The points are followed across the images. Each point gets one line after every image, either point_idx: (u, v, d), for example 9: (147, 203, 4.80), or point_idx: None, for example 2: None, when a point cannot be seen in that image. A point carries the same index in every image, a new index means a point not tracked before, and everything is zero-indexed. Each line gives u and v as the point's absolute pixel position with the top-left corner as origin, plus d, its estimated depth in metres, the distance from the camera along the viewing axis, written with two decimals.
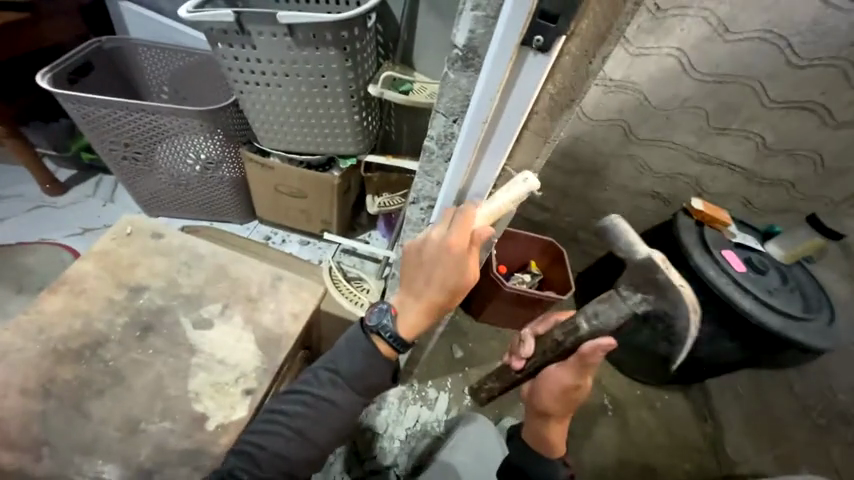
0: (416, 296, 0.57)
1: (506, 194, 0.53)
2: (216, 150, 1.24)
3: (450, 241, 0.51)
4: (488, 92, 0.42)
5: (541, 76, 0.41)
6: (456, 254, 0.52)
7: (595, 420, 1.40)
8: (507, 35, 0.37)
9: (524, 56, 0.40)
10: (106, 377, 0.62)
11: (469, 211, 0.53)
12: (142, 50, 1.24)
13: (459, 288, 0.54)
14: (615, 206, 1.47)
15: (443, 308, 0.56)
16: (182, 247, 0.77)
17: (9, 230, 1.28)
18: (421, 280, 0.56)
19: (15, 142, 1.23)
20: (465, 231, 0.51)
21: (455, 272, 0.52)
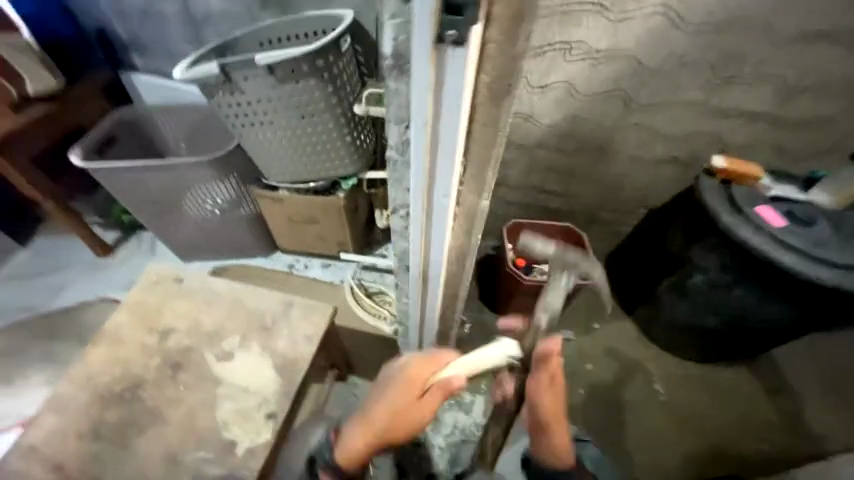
0: (361, 416, 0.65)
1: (476, 357, 0.62)
2: (232, 192, 1.34)
3: (410, 372, 0.63)
4: (420, 97, 0.40)
5: (466, 70, 0.38)
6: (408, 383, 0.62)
7: (647, 403, 1.30)
8: (418, 33, 0.35)
9: (444, 54, 0.37)
10: (146, 415, 0.68)
11: (439, 355, 0.65)
12: (158, 114, 1.37)
13: (404, 416, 0.62)
14: (631, 179, 1.39)
15: (382, 433, 0.62)
16: (202, 288, 0.83)
17: (72, 292, 1.44)
18: (375, 399, 0.66)
19: (66, 216, 1.37)
20: (426, 366, 0.64)
21: (402, 398, 0.62)
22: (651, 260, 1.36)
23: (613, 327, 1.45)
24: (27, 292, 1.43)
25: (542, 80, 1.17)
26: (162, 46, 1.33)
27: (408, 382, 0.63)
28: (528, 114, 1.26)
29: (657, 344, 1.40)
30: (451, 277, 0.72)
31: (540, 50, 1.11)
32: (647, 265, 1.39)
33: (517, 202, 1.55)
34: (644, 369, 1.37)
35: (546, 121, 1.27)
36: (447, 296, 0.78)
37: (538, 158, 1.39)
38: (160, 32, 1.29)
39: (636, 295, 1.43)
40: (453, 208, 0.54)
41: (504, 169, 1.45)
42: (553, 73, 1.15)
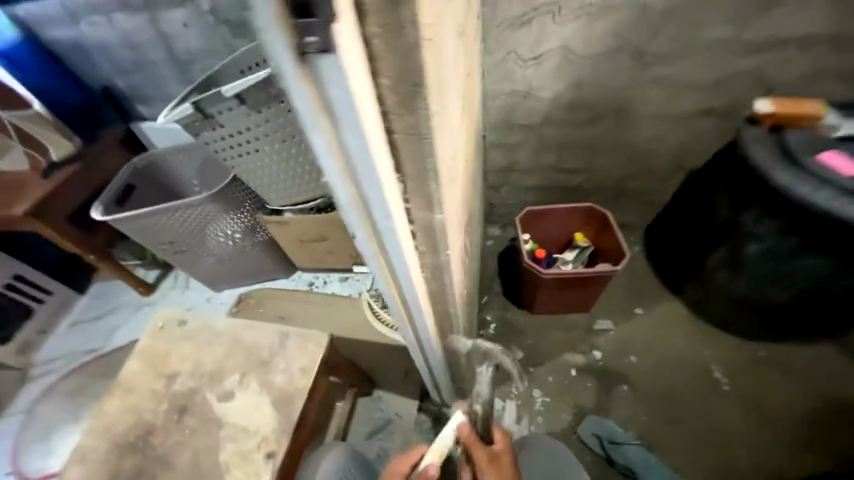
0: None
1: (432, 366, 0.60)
2: (243, 223, 1.36)
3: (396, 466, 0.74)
4: (311, 120, 0.34)
5: (348, 81, 0.30)
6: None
7: (704, 395, 1.16)
8: (273, 47, 0.28)
9: (316, 66, 0.30)
10: (156, 462, 0.70)
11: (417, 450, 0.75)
12: (168, 156, 1.38)
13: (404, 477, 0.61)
14: (660, 141, 1.21)
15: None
16: (204, 328, 0.84)
17: (125, 331, 1.46)
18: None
19: (107, 263, 1.39)
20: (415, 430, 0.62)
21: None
22: (700, 229, 1.18)
23: (660, 311, 1.30)
24: (83, 336, 1.46)
25: (534, 50, 1.04)
26: (159, 90, 1.31)
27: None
28: (526, 90, 1.13)
29: (712, 326, 1.25)
30: (435, 295, 0.65)
31: (525, 17, 0.98)
32: (696, 235, 1.21)
33: (533, 186, 1.41)
34: (698, 356, 1.21)
35: (548, 94, 1.13)
36: (439, 313, 0.71)
37: (548, 135, 1.24)
38: (157, 79, 1.28)
39: (689, 271, 1.25)
40: (403, 230, 0.48)
41: (512, 154, 1.31)
42: (544, 40, 1.02)
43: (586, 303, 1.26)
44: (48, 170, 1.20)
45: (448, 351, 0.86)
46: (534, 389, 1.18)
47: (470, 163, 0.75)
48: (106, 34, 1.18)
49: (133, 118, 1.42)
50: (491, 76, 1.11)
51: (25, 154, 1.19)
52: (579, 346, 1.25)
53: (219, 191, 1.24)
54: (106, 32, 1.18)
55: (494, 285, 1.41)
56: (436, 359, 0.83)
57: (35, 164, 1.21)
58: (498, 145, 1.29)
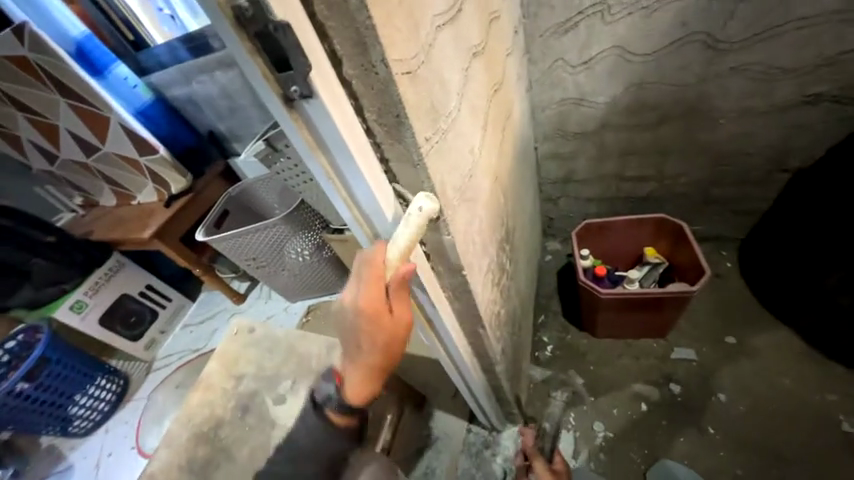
0: (349, 361, 0.49)
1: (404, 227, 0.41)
2: (311, 242, 1.48)
3: (358, 304, 0.42)
4: (307, 155, 0.37)
5: (330, 117, 0.33)
6: (368, 316, 0.43)
7: (823, 451, 0.94)
8: (264, 93, 0.32)
9: (302, 108, 0.33)
10: (221, 452, 0.81)
11: (373, 256, 0.42)
12: (256, 185, 1.52)
13: (394, 347, 0.46)
14: (748, 139, 1.04)
15: (380, 370, 0.49)
16: (266, 336, 0.96)
17: (221, 334, 1.69)
18: (349, 346, 0.48)
19: (210, 276, 1.63)
20: (371, 273, 0.42)
21: (370, 335, 0.44)
22: (799, 258, 1.04)
23: (761, 339, 1.10)
24: (191, 336, 1.73)
25: (583, 55, 0.98)
26: (248, 129, 1.51)
27: (373, 292, 0.42)
28: (579, 97, 1.06)
29: (821, 353, 1.05)
30: (462, 314, 0.65)
31: (569, 23, 0.94)
32: (788, 266, 1.08)
33: (595, 197, 1.30)
34: (812, 399, 1.00)
35: (603, 99, 1.05)
36: (469, 333, 0.70)
37: (607, 141, 1.14)
38: (245, 119, 1.48)
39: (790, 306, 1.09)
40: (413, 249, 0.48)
41: (568, 164, 1.23)
42: (594, 43, 0.96)
43: (657, 328, 1.12)
44: (168, 200, 1.46)
45: (489, 373, 0.84)
46: (596, 422, 1.06)
47: (502, 180, 0.74)
48: (209, 89, 1.40)
49: (231, 154, 1.62)
50: (537, 85, 1.07)
51: (154, 189, 1.47)
52: (652, 376, 1.10)
53: (291, 212, 1.37)
54: (209, 88, 1.39)
55: (552, 303, 1.30)
56: (473, 382, 0.80)
57: (161, 196, 1.48)
58: (551, 155, 1.22)
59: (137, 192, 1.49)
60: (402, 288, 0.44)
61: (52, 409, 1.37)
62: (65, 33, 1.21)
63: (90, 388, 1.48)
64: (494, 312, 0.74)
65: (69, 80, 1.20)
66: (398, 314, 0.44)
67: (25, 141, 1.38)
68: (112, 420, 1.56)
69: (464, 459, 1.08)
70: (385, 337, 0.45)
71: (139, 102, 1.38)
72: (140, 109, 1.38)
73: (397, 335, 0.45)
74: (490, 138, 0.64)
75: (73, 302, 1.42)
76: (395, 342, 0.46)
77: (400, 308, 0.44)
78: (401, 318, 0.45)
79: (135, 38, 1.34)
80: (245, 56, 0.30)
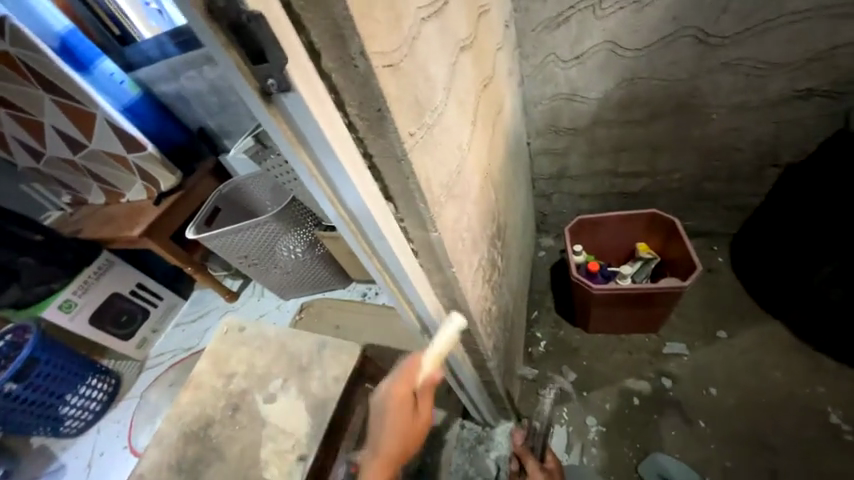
0: (375, 449, 0.55)
1: (438, 340, 0.55)
2: (303, 239, 1.46)
3: (394, 389, 0.54)
4: (288, 151, 0.36)
5: (310, 112, 0.32)
6: (400, 404, 0.53)
7: (811, 443, 0.95)
8: (241, 88, 0.32)
9: (281, 103, 0.32)
10: (211, 452, 0.80)
11: (414, 359, 0.55)
12: (247, 182, 1.49)
13: (411, 439, 0.56)
14: (739, 134, 1.04)
15: (396, 460, 0.55)
16: (257, 334, 0.95)
17: (214, 332, 1.67)
18: (376, 432, 0.55)
19: (201, 274, 1.61)
20: (407, 376, 0.54)
21: (396, 418, 0.53)
22: (792, 250, 1.03)
23: (752, 333, 1.11)
24: (184, 334, 1.71)
25: (575, 50, 0.98)
26: (238, 126, 1.49)
27: (407, 389, 0.54)
28: (571, 92, 1.06)
29: (811, 346, 1.06)
30: (453, 312, 0.64)
31: (560, 18, 0.93)
32: (782, 256, 1.07)
33: (588, 193, 1.29)
34: (803, 393, 1.01)
35: (595, 95, 1.04)
36: (460, 330, 0.70)
37: (600, 137, 1.14)
38: (235, 115, 1.46)
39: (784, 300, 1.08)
40: (400, 245, 0.48)
41: (561, 160, 1.22)
42: (586, 38, 0.95)
43: (650, 323, 1.12)
44: (158, 197, 1.44)
45: (481, 370, 0.84)
46: (588, 417, 1.07)
47: (493, 177, 0.74)
48: (198, 85, 1.38)
49: (222, 150, 1.60)
50: (529, 81, 1.06)
51: (144, 186, 1.44)
52: (644, 371, 1.11)
53: (283, 209, 1.35)
54: (199, 83, 1.37)
55: (545, 299, 1.30)
56: (465, 378, 0.80)
57: (151, 194, 1.46)
58: (544, 151, 1.21)
59: (126, 190, 1.47)
60: (426, 394, 0.56)
61: (42, 409, 1.36)
62: (48, 27, 1.18)
63: (81, 388, 1.46)
64: (485, 309, 0.73)
65: (52, 76, 1.17)
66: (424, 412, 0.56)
67: (11, 139, 1.36)
68: (104, 419, 1.54)
69: (457, 454, 1.08)
70: (411, 428, 0.55)
71: (127, 98, 1.35)
72: (127, 106, 1.35)
73: (416, 426, 0.56)
74: (479, 134, 0.63)
75: (62, 301, 1.40)
76: (416, 435, 0.56)
77: (428, 406, 0.56)
78: (426, 415, 0.56)
79: (121, 33, 1.33)
80: (219, 47, 0.29)
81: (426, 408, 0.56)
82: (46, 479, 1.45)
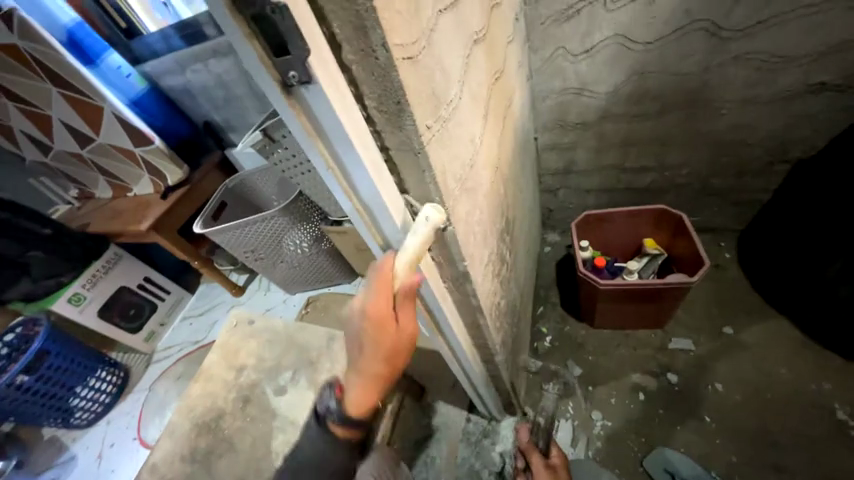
0: (355, 370, 0.51)
1: (411, 236, 0.43)
2: (310, 233, 1.47)
3: (366, 307, 0.45)
4: (306, 143, 0.36)
5: (330, 104, 0.32)
6: (376, 324, 0.46)
7: (817, 438, 0.95)
8: (262, 80, 0.32)
9: (301, 94, 0.32)
10: (223, 442, 0.82)
11: (384, 267, 0.45)
12: (254, 176, 1.49)
13: (399, 355, 0.49)
14: (749, 129, 1.03)
15: (383, 377, 0.51)
16: (267, 327, 0.96)
17: (220, 326, 1.68)
18: (353, 352, 0.51)
19: (208, 268, 1.62)
20: (380, 288, 0.45)
21: (376, 341, 0.47)
22: (804, 246, 1.03)
23: (759, 329, 1.11)
24: (191, 328, 1.73)
25: (585, 43, 0.97)
26: (245, 121, 1.49)
27: (381, 305, 0.45)
28: (580, 86, 1.05)
29: (816, 341, 1.07)
30: (463, 305, 0.64)
31: (570, 11, 0.93)
32: (793, 253, 1.07)
33: (594, 188, 1.29)
34: (809, 388, 1.01)
35: (604, 88, 1.04)
36: (470, 323, 0.70)
37: (608, 132, 1.13)
38: (240, 110, 1.46)
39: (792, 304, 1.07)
40: None
41: (568, 155, 1.22)
42: (595, 31, 0.94)
43: (656, 318, 1.12)
44: (166, 191, 1.44)
45: (488, 363, 0.85)
46: (594, 411, 1.07)
47: (503, 171, 0.74)
48: (204, 79, 1.37)
49: (228, 145, 1.60)
50: (537, 75, 1.05)
51: (151, 180, 1.45)
52: (650, 366, 1.11)
53: (290, 204, 1.35)
54: (204, 77, 1.36)
55: (551, 294, 1.30)
56: (473, 372, 0.81)
57: (158, 188, 1.47)
58: (551, 146, 1.21)
59: (134, 184, 1.48)
60: (409, 302, 0.47)
61: (53, 400, 1.37)
62: (55, 19, 1.18)
63: (91, 380, 1.48)
64: (494, 303, 0.74)
65: (61, 69, 1.17)
66: (404, 322, 0.47)
67: (17, 131, 1.37)
68: (114, 411, 1.57)
69: (463, 447, 1.09)
70: (392, 341, 0.47)
71: (133, 92, 1.36)
72: (135, 100, 1.37)
73: (400, 343, 0.48)
74: (490, 127, 0.63)
75: (72, 294, 1.41)
76: (400, 349, 0.49)
77: (406, 316, 0.47)
78: (408, 327, 0.48)
79: (128, 26, 1.30)
80: (242, 40, 0.29)
81: (404, 318, 0.47)
82: (58, 469, 1.47)
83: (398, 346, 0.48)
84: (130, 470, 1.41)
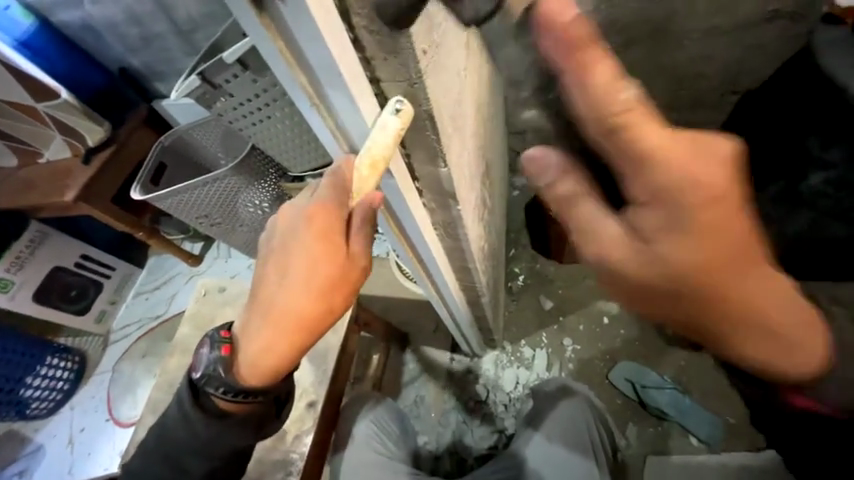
0: (269, 300, 0.52)
1: (373, 139, 0.38)
2: (269, 193, 1.33)
3: (310, 216, 0.47)
4: (289, 76, 0.34)
5: (313, 25, 0.29)
6: (323, 238, 0.47)
7: None
8: None
9: (279, 12, 0.30)
10: None
11: (340, 191, 0.45)
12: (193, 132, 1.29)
13: (334, 287, 0.50)
14: (706, 61, 1.06)
15: (302, 324, 0.52)
16: (240, 293, 0.92)
17: (182, 298, 1.57)
18: (271, 277, 0.52)
19: (157, 238, 1.44)
20: (331, 205, 0.46)
21: (312, 247, 0.47)
22: None
23: None
24: (146, 304, 1.58)
25: None
26: (170, 66, 1.26)
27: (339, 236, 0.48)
28: None
29: None
30: (452, 252, 0.65)
31: None
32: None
33: None
34: None
35: None
36: (458, 269, 0.71)
37: None
38: (164, 52, 1.23)
39: None
40: (406, 186, 0.47)
41: None
42: None
43: None
44: (86, 154, 1.22)
45: (474, 305, 0.88)
46: (565, 338, 1.18)
47: (483, 109, 0.69)
48: (111, 13, 1.12)
49: (155, 96, 1.36)
50: None
51: (66, 142, 1.22)
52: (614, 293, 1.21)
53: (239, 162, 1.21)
54: (110, 9, 1.12)
55: (521, 237, 1.32)
56: (460, 314, 0.83)
57: (77, 151, 1.24)
58: None
59: (43, 148, 1.24)
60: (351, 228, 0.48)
61: (1, 394, 1.30)
62: None
63: (40, 369, 1.37)
64: (480, 248, 0.74)
65: None
66: (334, 217, 0.46)
67: None
68: (76, 396, 1.47)
69: (448, 386, 1.17)
70: (336, 247, 0.48)
71: (20, 31, 1.09)
72: (23, 40, 1.10)
73: (346, 259, 0.49)
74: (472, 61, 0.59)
75: None
76: (347, 249, 0.49)
77: (347, 213, 0.47)
78: (354, 246, 0.49)
79: None
80: None
81: (335, 212, 0.46)
82: (25, 461, 1.40)
83: (319, 267, 0.48)
84: (110, 450, 1.37)
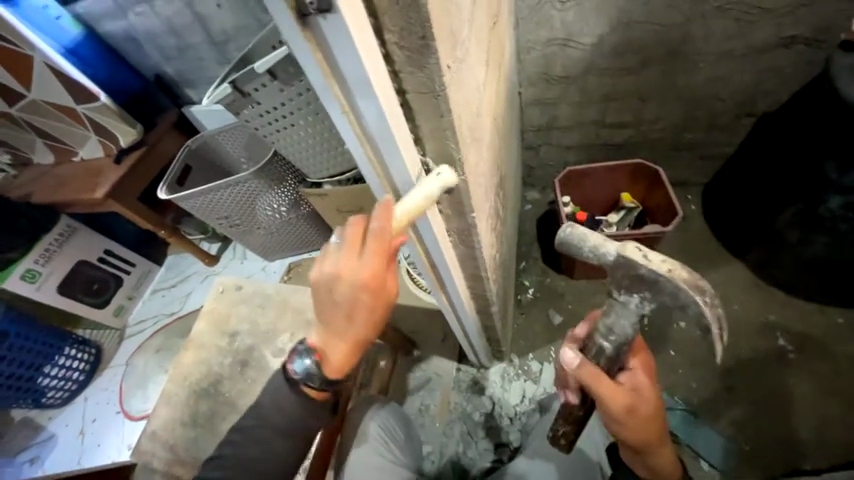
0: (333, 331, 0.55)
1: (417, 192, 0.45)
2: (288, 196, 1.37)
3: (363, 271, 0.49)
4: (322, 85, 0.37)
5: (350, 39, 0.32)
6: (368, 284, 0.50)
7: (770, 363, 1.10)
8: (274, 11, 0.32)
9: (318, 27, 0.33)
10: (227, 405, 0.86)
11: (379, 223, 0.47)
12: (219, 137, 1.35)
13: (376, 305, 0.53)
14: (722, 83, 1.07)
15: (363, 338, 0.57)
16: (255, 292, 0.95)
17: (197, 296, 1.61)
18: (325, 314, 0.55)
19: (178, 237, 1.49)
20: (378, 242, 0.48)
21: (360, 272, 0.49)
22: None
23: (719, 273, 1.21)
24: (163, 301, 1.63)
25: None
26: (202, 74, 1.33)
27: (376, 264, 0.49)
28: (565, 37, 1.02)
29: (767, 281, 1.17)
30: (465, 259, 0.66)
31: None
32: None
33: (574, 144, 1.29)
34: (760, 320, 1.14)
35: (590, 40, 1.02)
36: (469, 276, 0.72)
37: (591, 86, 1.12)
38: (196, 62, 1.30)
39: None
40: None
41: (551, 110, 1.20)
42: None
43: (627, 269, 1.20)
44: (119, 154, 1.29)
45: (483, 314, 0.88)
46: None
47: (498, 122, 0.71)
48: (152, 25, 1.20)
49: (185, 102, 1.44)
50: (524, 24, 1.01)
51: (100, 142, 1.29)
52: None
53: (261, 166, 1.25)
54: (151, 21, 1.20)
55: (532, 250, 1.33)
56: (469, 322, 0.84)
57: (109, 151, 1.31)
58: (535, 101, 1.18)
59: (79, 147, 1.32)
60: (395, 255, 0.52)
61: (20, 382, 1.32)
62: None
63: (59, 359, 1.41)
64: (491, 257, 0.76)
65: None
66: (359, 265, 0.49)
67: None
68: (91, 387, 1.51)
69: (452, 396, 1.17)
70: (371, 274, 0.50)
71: (67, 39, 1.16)
72: (70, 47, 1.17)
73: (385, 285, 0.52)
74: (490, 75, 0.62)
75: (24, 270, 1.29)
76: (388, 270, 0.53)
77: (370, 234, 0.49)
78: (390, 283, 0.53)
79: None
80: None
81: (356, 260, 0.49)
82: (38, 449, 1.43)
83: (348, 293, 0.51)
84: (119, 442, 1.39)
